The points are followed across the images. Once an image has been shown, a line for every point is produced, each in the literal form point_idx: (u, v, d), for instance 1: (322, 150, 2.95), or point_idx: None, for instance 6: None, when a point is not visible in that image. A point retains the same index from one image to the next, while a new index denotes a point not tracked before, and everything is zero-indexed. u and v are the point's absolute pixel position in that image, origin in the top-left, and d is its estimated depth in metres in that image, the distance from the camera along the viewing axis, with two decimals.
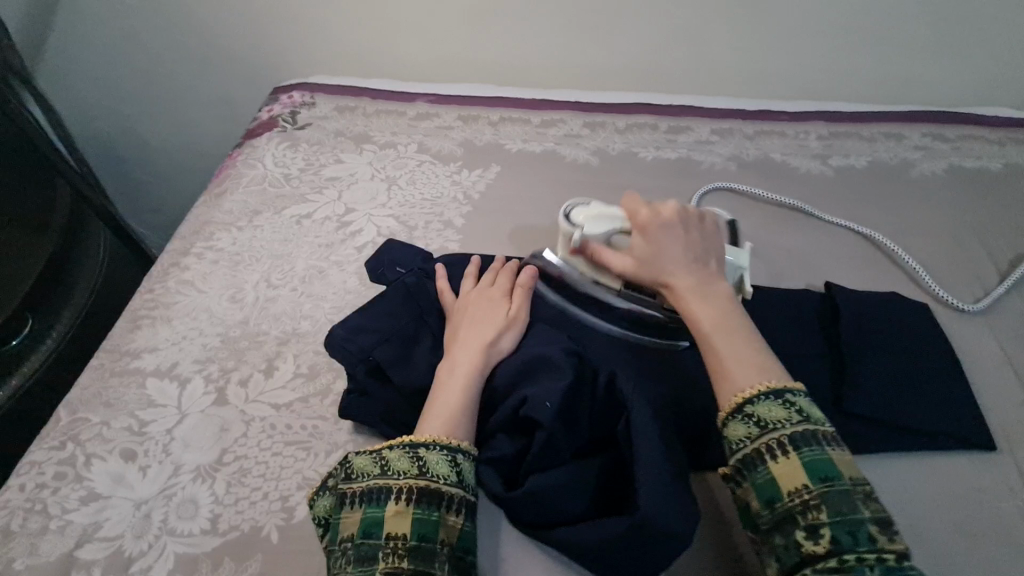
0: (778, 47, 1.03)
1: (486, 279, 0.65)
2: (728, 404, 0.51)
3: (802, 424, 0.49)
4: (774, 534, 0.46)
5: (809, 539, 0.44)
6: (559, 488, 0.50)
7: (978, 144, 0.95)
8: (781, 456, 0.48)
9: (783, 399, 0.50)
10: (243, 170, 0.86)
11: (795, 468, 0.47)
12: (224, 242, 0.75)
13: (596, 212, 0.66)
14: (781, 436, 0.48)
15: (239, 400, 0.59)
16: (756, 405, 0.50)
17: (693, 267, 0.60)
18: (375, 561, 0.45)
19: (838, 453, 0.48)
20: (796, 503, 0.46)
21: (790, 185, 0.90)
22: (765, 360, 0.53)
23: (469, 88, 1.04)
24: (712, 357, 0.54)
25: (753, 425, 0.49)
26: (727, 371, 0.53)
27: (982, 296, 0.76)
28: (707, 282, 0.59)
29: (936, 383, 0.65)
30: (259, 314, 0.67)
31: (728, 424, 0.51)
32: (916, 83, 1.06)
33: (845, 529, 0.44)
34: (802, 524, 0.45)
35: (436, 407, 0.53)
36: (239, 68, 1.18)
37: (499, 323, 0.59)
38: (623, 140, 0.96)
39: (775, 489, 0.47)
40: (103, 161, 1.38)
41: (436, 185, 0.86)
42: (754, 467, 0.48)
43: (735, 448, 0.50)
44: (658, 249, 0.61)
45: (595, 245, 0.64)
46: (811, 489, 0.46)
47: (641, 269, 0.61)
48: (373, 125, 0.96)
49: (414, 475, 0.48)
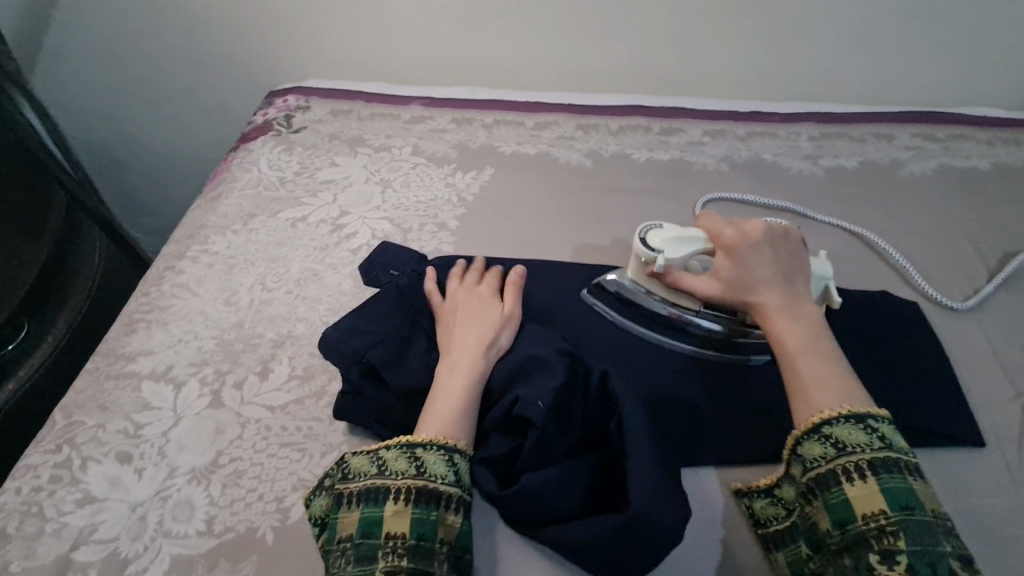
0: (769, 50, 1.04)
1: (472, 278, 0.66)
2: (804, 422, 0.51)
3: (884, 451, 0.48)
4: (844, 556, 0.46)
5: (883, 563, 0.44)
6: (552, 486, 0.51)
7: (968, 143, 0.96)
8: (859, 480, 0.47)
9: (865, 425, 0.49)
10: (237, 174, 0.87)
11: (873, 492, 0.47)
12: (219, 246, 0.76)
13: (674, 235, 0.62)
14: (862, 460, 0.48)
15: (234, 402, 0.60)
16: (834, 427, 0.49)
17: (783, 285, 0.58)
18: (375, 560, 0.45)
19: (920, 484, 0.47)
20: (873, 528, 0.46)
21: (781, 186, 0.90)
22: (852, 387, 0.52)
23: (462, 91, 1.05)
24: (795, 379, 0.53)
25: (830, 446, 0.49)
26: (811, 395, 0.51)
27: (971, 296, 0.77)
28: (794, 302, 0.57)
29: (925, 380, 0.65)
30: (254, 316, 0.68)
31: (804, 442, 0.50)
32: (905, 84, 1.07)
33: (924, 559, 0.44)
34: (877, 548, 0.45)
35: (437, 408, 0.53)
36: (234, 73, 1.18)
37: (493, 322, 0.60)
38: (616, 142, 0.96)
39: (851, 510, 0.47)
40: (98, 165, 1.38)
41: (430, 187, 0.86)
42: (829, 486, 0.48)
43: (810, 466, 0.49)
44: (747, 266, 0.59)
45: (675, 271, 0.61)
46: (889, 515, 0.46)
47: (726, 287, 0.59)
48: (368, 129, 0.96)
49: (412, 475, 0.48)
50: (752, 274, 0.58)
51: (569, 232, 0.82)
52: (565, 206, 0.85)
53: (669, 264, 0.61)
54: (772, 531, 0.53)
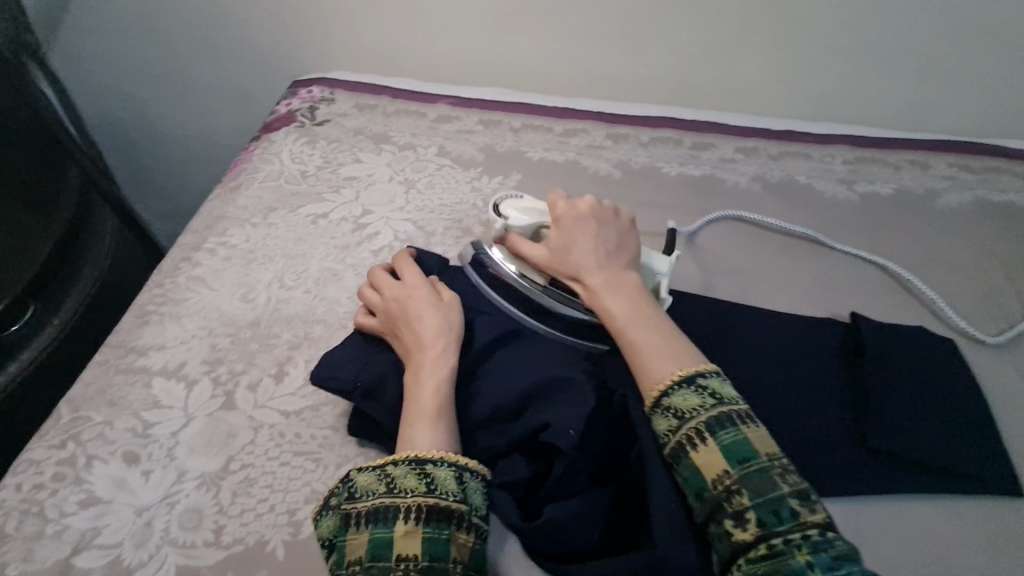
0: (806, 68, 1.02)
1: (384, 280, 0.61)
2: (648, 396, 0.50)
3: (716, 407, 0.48)
4: (710, 525, 0.45)
5: (737, 526, 0.43)
6: (577, 518, 0.48)
7: (1005, 176, 0.94)
8: (701, 444, 0.47)
9: (695, 384, 0.49)
10: (258, 165, 0.84)
11: (714, 454, 0.46)
12: (237, 239, 0.74)
13: (527, 206, 0.66)
14: (698, 423, 0.47)
15: (248, 405, 0.57)
16: (671, 396, 0.49)
17: (610, 260, 0.60)
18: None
19: (752, 429, 0.47)
20: (721, 491, 0.45)
21: (813, 209, 0.88)
22: (682, 347, 0.53)
23: (491, 92, 1.02)
24: (628, 348, 0.54)
25: (671, 417, 0.48)
26: (643, 362, 0.52)
27: (1006, 329, 0.74)
28: (620, 276, 0.59)
29: (961, 421, 0.63)
30: (271, 315, 0.65)
31: (652, 419, 0.50)
32: (942, 111, 1.05)
33: (768, 509, 0.43)
34: (729, 511, 0.44)
35: (425, 419, 0.50)
36: (257, 59, 1.16)
37: (436, 311, 0.57)
38: (647, 154, 0.94)
39: (702, 478, 0.46)
40: (113, 146, 1.36)
41: (455, 190, 0.84)
42: (679, 459, 0.47)
43: (663, 443, 0.49)
44: (571, 244, 0.61)
45: (516, 238, 0.64)
46: (731, 474, 0.45)
47: (557, 266, 0.61)
48: (393, 125, 0.94)
49: (423, 492, 0.46)
50: (579, 251, 0.60)
51: None
52: None
53: (509, 227, 0.65)
54: None
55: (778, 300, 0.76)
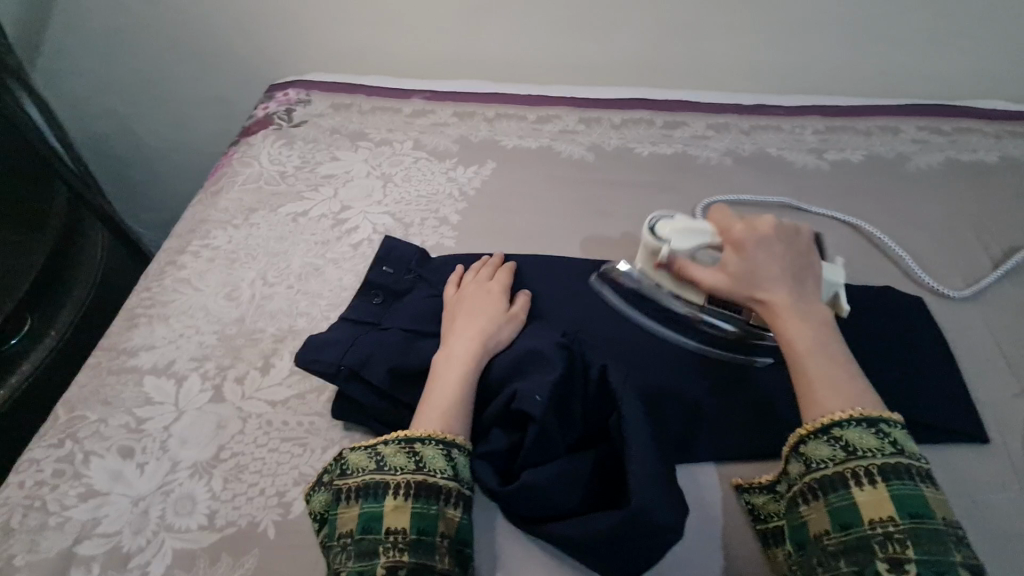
0: (775, 43, 1.03)
1: (470, 275, 0.66)
2: (812, 422, 0.50)
3: (894, 457, 0.47)
4: (843, 560, 0.45)
5: (890, 571, 0.43)
6: (554, 481, 0.50)
7: (975, 136, 0.95)
8: (869, 484, 0.46)
9: (875, 428, 0.48)
10: (238, 169, 0.87)
11: (881, 499, 0.46)
12: (220, 240, 0.76)
13: (683, 225, 0.62)
14: (872, 464, 0.47)
15: (235, 397, 0.60)
16: (844, 429, 0.48)
17: (793, 285, 0.57)
18: (375, 555, 0.46)
19: (932, 491, 0.46)
20: (879, 533, 0.45)
21: (785, 179, 0.90)
22: (861, 386, 0.51)
23: (463, 84, 1.04)
24: (801, 377, 0.52)
25: (840, 449, 0.48)
26: (817, 394, 0.51)
27: (972, 282, 0.76)
28: (803, 301, 0.56)
29: (927, 376, 0.64)
30: (255, 311, 0.68)
31: (812, 443, 0.49)
32: (912, 76, 1.06)
33: (933, 569, 0.43)
34: (881, 555, 0.44)
35: (435, 397, 0.53)
36: (236, 67, 1.18)
37: (496, 315, 0.60)
38: (620, 136, 0.96)
39: (858, 515, 0.46)
40: (100, 160, 1.38)
41: (431, 181, 0.86)
42: (835, 489, 0.47)
43: (817, 467, 0.49)
44: (754, 262, 0.58)
45: (681, 261, 0.61)
46: (898, 522, 0.45)
47: (733, 283, 0.58)
48: (369, 122, 0.96)
49: (412, 470, 0.48)
50: (761, 272, 0.57)
51: (573, 227, 0.81)
52: (568, 201, 0.85)
53: (674, 253, 0.61)
54: (774, 527, 0.52)
55: None
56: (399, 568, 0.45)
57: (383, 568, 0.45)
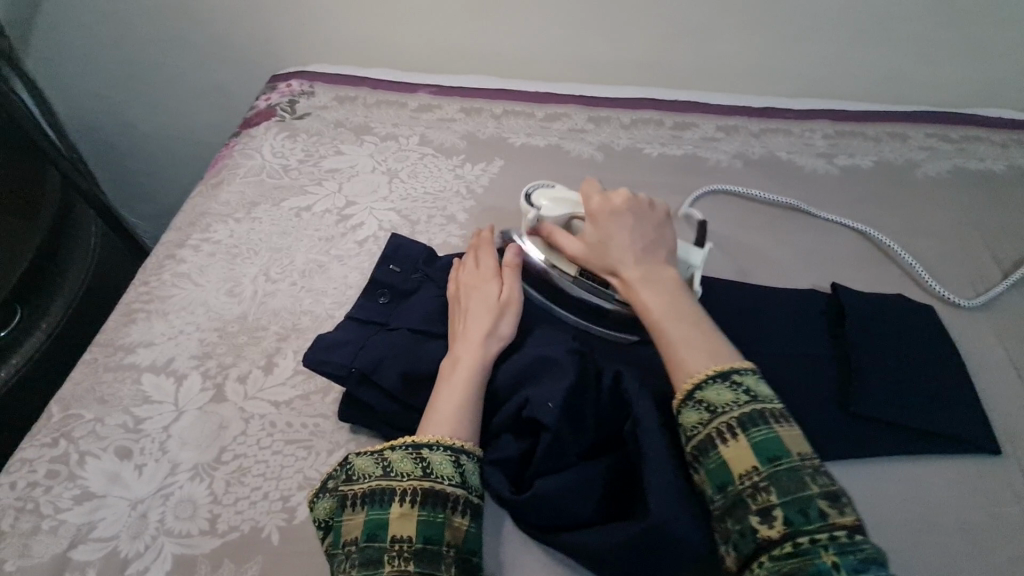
0: (786, 45, 1.03)
1: (470, 263, 0.64)
2: (681, 389, 0.49)
3: (749, 404, 0.47)
4: (728, 520, 0.44)
5: (763, 523, 0.42)
6: (567, 489, 0.49)
7: (982, 145, 0.95)
8: (730, 439, 0.46)
9: (730, 380, 0.48)
10: (240, 160, 0.84)
11: (742, 449, 0.45)
12: (221, 234, 0.73)
13: (560, 195, 0.66)
14: (730, 418, 0.46)
15: (238, 397, 0.58)
16: (704, 389, 0.48)
17: (648, 253, 0.59)
18: (380, 564, 0.44)
19: (785, 429, 0.46)
20: (747, 486, 0.44)
21: (795, 184, 0.89)
22: (718, 343, 0.52)
23: (471, 79, 1.02)
24: (664, 342, 0.53)
25: (702, 411, 0.47)
26: (677, 355, 0.51)
27: (981, 291, 0.76)
28: (658, 270, 0.58)
29: (941, 386, 0.64)
30: (258, 308, 0.66)
31: (681, 411, 0.49)
32: (921, 83, 1.06)
33: (795, 509, 0.42)
34: (754, 508, 0.43)
35: (442, 402, 0.51)
36: (236, 56, 1.15)
37: (493, 310, 0.58)
38: (629, 136, 0.95)
39: (727, 472, 0.45)
40: (94, 150, 1.35)
41: (438, 178, 0.84)
42: (706, 451, 0.46)
43: (689, 435, 0.48)
44: (610, 235, 0.60)
45: (551, 227, 0.63)
46: (759, 471, 0.44)
47: (592, 254, 0.60)
48: (374, 116, 0.94)
49: (419, 476, 0.47)
50: (616, 243, 0.59)
51: None
52: None
53: (542, 218, 0.64)
54: None
55: (762, 276, 0.77)
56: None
57: None
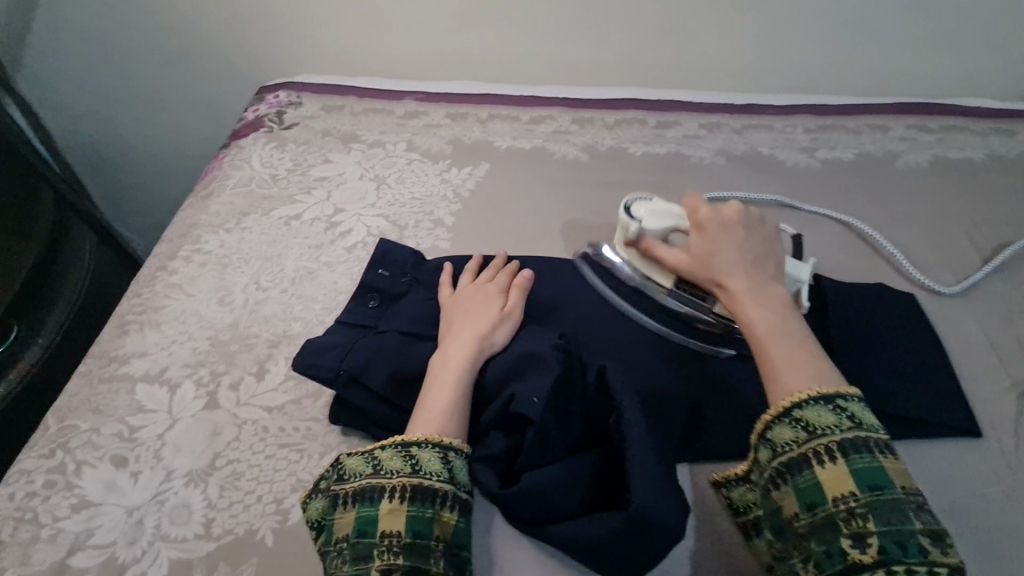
0: (765, 42, 1.04)
1: (483, 275, 0.66)
2: (774, 407, 0.50)
3: (853, 431, 0.48)
4: (813, 540, 0.46)
5: (855, 547, 0.44)
6: (553, 483, 0.50)
7: (961, 135, 0.97)
8: (828, 462, 0.47)
9: (834, 404, 0.49)
10: (229, 172, 0.86)
11: (842, 475, 0.47)
12: (211, 245, 0.75)
13: (658, 208, 0.65)
14: (831, 442, 0.48)
15: (230, 403, 0.59)
16: (805, 410, 0.49)
17: (756, 267, 0.59)
18: (371, 559, 0.45)
19: (890, 460, 0.47)
20: (842, 510, 0.46)
21: (777, 178, 0.90)
22: (821, 366, 0.52)
23: (456, 85, 1.04)
24: (765, 357, 0.53)
25: (801, 430, 0.49)
26: (778, 378, 0.51)
27: (961, 278, 0.77)
28: (763, 287, 0.57)
29: (921, 372, 0.65)
30: (249, 316, 0.67)
31: (774, 427, 0.50)
32: (900, 76, 1.08)
33: (894, 540, 0.44)
34: (847, 531, 0.45)
35: (431, 399, 0.53)
36: (225, 70, 1.17)
37: (492, 316, 0.60)
38: (613, 136, 0.96)
39: (822, 494, 0.47)
40: (87, 167, 1.36)
41: (425, 183, 0.86)
42: (798, 470, 0.48)
43: (780, 451, 0.49)
44: (715, 246, 0.60)
45: (648, 240, 0.63)
46: (857, 497, 0.46)
47: (693, 265, 0.60)
48: (361, 124, 0.95)
49: (407, 473, 0.48)
50: (719, 256, 0.59)
51: (566, 227, 0.82)
52: (561, 202, 0.85)
53: (642, 232, 0.64)
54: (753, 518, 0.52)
55: None
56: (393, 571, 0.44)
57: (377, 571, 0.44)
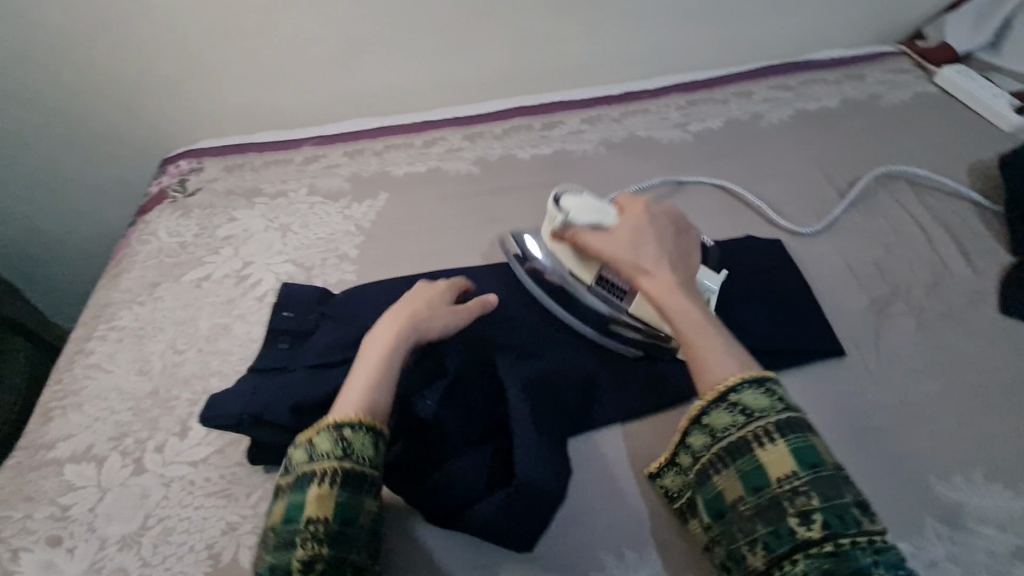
0: (629, 33, 1.12)
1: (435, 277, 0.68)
2: (710, 395, 0.52)
3: (786, 413, 0.50)
4: (761, 522, 0.46)
5: (802, 525, 0.45)
6: (455, 474, 0.55)
7: (817, 86, 1.05)
8: (768, 444, 0.48)
9: (766, 388, 0.51)
10: (138, 247, 0.89)
11: (782, 455, 0.48)
12: (126, 320, 0.78)
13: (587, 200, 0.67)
14: (768, 425, 0.49)
15: (156, 464, 0.62)
16: (739, 394, 0.51)
17: (678, 262, 0.62)
18: (295, 545, 0.48)
19: (818, 438, 0.49)
20: (786, 490, 0.46)
21: (655, 156, 0.97)
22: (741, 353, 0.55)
23: (351, 124, 1.09)
24: (693, 353, 0.55)
25: (740, 414, 0.50)
26: (707, 365, 0.53)
27: (823, 217, 0.84)
28: (684, 280, 0.60)
29: (788, 309, 0.71)
30: (168, 380, 0.70)
31: (715, 413, 0.51)
32: (758, 42, 1.16)
33: (834, 513, 0.45)
34: (792, 510, 0.45)
35: (358, 390, 0.54)
36: (129, 148, 1.19)
37: (428, 313, 0.62)
38: (502, 145, 1.02)
39: (767, 475, 0.47)
40: (11, 266, 1.36)
41: (328, 222, 0.90)
42: (741, 454, 0.49)
43: (722, 436, 0.50)
44: (642, 242, 0.63)
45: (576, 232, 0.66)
46: (799, 476, 0.46)
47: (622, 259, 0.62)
48: (263, 178, 0.99)
49: (338, 457, 0.50)
50: (646, 252, 0.62)
51: (465, 239, 0.87)
52: (458, 216, 0.90)
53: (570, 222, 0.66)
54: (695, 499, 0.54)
55: None
56: (315, 560, 0.47)
57: (299, 555, 0.47)
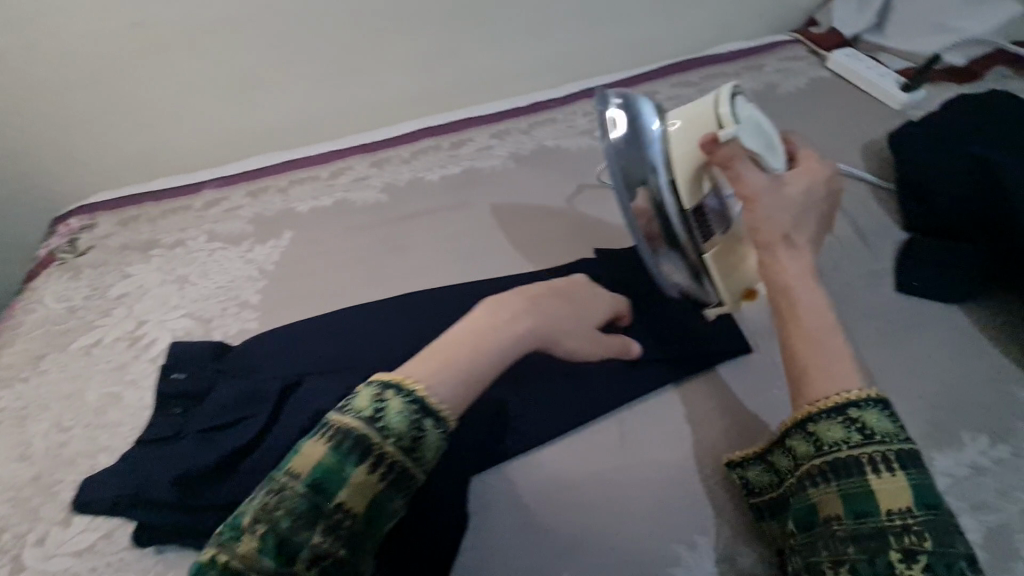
0: (531, 42, 1.11)
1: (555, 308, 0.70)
2: (828, 400, 0.50)
3: (907, 444, 0.47)
4: (851, 545, 0.44)
5: (903, 561, 0.43)
6: None
7: (717, 80, 1.07)
8: (884, 471, 0.46)
9: (890, 413, 0.49)
10: (21, 318, 0.83)
11: (900, 486, 0.45)
12: (7, 400, 0.72)
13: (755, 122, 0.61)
14: (889, 451, 0.47)
15: (37, 559, 0.57)
16: (862, 412, 0.48)
17: (816, 249, 0.60)
18: (319, 521, 0.42)
19: None
20: (895, 523, 0.44)
21: (563, 166, 0.97)
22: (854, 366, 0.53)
23: (254, 161, 1.05)
24: (807, 353, 0.52)
25: (859, 431, 0.48)
26: (826, 367, 0.51)
27: None
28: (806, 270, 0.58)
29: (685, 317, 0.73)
30: (51, 463, 0.65)
31: (828, 423, 0.49)
32: (659, 41, 1.18)
33: (942, 561, 0.42)
34: (896, 545, 0.43)
35: (441, 364, 0.49)
36: (19, 207, 1.12)
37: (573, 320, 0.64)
38: (411, 168, 1.00)
39: (874, 502, 0.45)
40: None
41: (229, 269, 0.86)
42: (850, 472, 0.47)
43: (831, 449, 0.48)
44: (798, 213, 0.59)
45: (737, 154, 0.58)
46: (914, 513, 0.44)
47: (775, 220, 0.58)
48: (160, 228, 0.94)
49: (405, 446, 0.45)
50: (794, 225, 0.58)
51: (372, 272, 0.84)
52: (366, 248, 0.88)
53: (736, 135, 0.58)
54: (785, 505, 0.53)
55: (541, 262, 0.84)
56: (326, 556, 0.42)
57: (320, 540, 0.42)
